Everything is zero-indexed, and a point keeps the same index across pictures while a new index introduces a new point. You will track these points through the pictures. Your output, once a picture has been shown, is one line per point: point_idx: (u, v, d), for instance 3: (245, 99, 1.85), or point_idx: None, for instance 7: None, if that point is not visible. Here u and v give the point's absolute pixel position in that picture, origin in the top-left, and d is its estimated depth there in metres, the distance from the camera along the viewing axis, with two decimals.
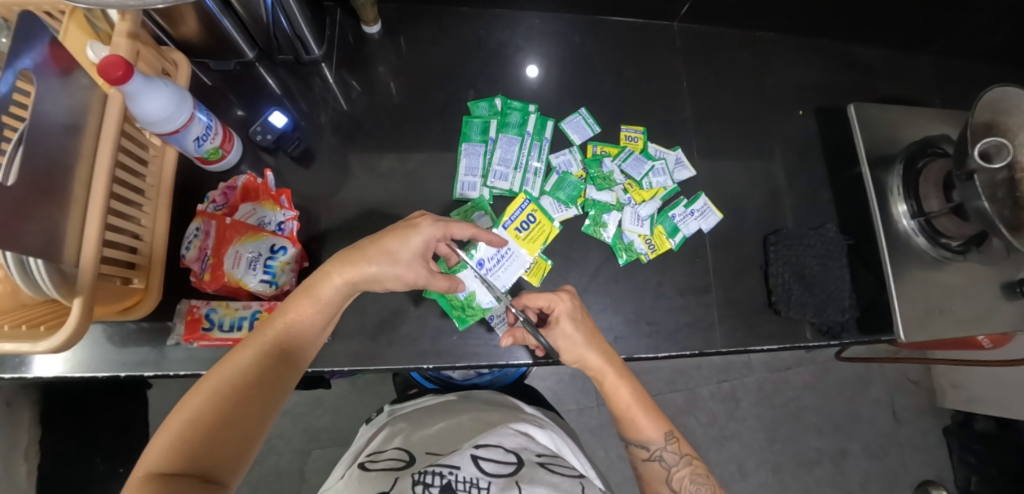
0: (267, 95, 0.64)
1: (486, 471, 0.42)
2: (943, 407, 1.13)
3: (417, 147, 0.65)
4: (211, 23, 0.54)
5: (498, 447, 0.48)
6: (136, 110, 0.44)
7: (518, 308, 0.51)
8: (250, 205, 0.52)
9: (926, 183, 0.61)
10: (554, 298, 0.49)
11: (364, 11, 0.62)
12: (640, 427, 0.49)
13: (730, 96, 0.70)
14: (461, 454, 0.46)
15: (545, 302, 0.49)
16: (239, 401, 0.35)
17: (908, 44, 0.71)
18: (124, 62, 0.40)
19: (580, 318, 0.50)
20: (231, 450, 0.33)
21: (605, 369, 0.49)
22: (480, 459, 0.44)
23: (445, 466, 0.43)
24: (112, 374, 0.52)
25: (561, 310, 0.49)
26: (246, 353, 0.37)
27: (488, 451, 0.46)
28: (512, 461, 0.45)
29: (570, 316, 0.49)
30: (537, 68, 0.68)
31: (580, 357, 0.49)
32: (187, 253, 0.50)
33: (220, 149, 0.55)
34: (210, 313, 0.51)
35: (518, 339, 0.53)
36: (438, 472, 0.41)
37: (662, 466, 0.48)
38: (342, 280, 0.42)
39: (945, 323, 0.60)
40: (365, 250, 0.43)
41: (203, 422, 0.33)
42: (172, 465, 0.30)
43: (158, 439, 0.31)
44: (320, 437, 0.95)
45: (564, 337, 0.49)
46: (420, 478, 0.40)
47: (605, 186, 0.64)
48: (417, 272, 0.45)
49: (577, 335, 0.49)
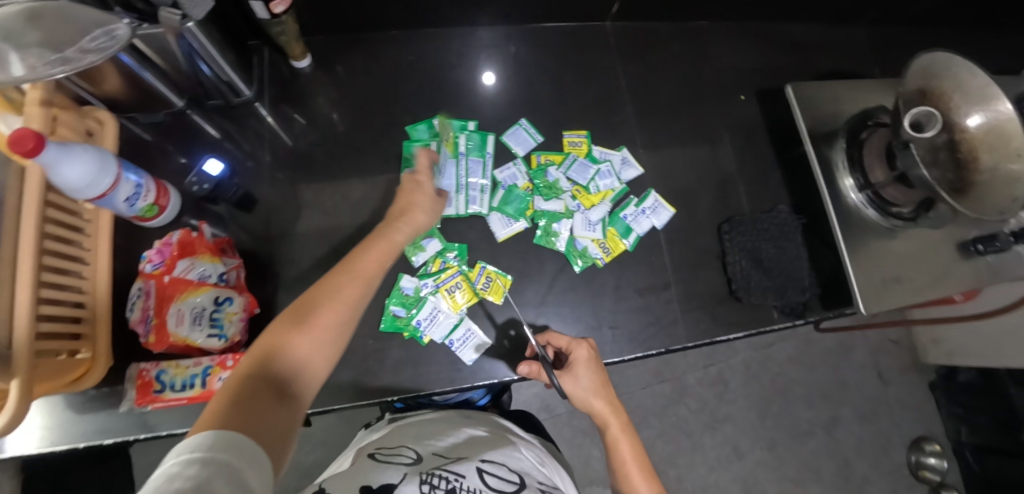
0: (202, 142, 0.63)
1: (491, 487, 0.38)
2: (926, 363, 1.15)
3: (362, 177, 0.64)
4: (131, 77, 0.53)
5: (503, 464, 0.43)
6: (57, 180, 0.43)
7: (541, 343, 0.54)
8: (187, 259, 0.49)
9: (871, 156, 0.61)
10: (573, 342, 0.51)
11: (289, 46, 0.61)
12: (631, 482, 0.48)
13: (670, 89, 0.70)
14: (466, 462, 0.41)
15: (566, 344, 0.52)
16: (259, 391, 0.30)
17: (838, 18, 0.72)
18: (34, 134, 0.39)
19: (596, 366, 0.51)
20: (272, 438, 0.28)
21: (612, 420, 0.50)
22: (485, 472, 0.40)
23: (451, 471, 0.38)
24: (70, 447, 0.51)
25: (578, 354, 0.51)
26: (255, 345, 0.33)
27: (494, 466, 0.41)
28: (516, 480, 0.40)
29: (587, 362, 0.50)
30: (494, 74, 0.68)
31: (586, 403, 0.50)
32: (131, 316, 0.49)
33: (155, 205, 0.54)
34: (160, 375, 0.49)
35: (534, 373, 0.52)
36: (444, 476, 0.38)
37: None
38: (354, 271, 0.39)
39: (901, 291, 0.61)
40: (394, 216, 0.46)
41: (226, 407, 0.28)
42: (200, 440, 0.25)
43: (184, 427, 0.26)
44: (311, 474, 0.94)
45: (578, 381, 0.50)
46: (428, 479, 0.36)
47: (552, 195, 0.63)
48: (431, 215, 0.49)
49: (588, 383, 0.50)
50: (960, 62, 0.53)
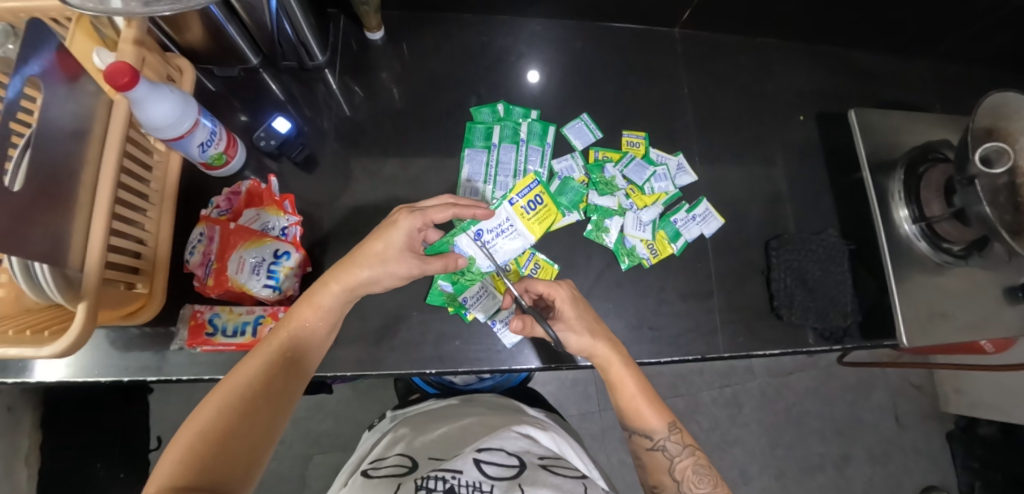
0: (271, 101, 0.65)
1: (489, 475, 0.42)
2: (946, 412, 1.12)
3: (420, 153, 0.65)
4: (216, 30, 0.54)
5: (500, 450, 0.48)
6: (142, 116, 0.44)
7: (520, 291, 0.52)
8: (254, 210, 0.52)
9: (928, 189, 0.61)
10: (553, 286, 0.49)
11: (367, 18, 0.62)
12: (643, 417, 0.48)
13: (731, 102, 0.70)
14: (463, 457, 0.45)
15: (546, 289, 0.49)
16: (247, 412, 0.35)
17: (908, 50, 0.71)
18: (131, 69, 0.40)
19: (580, 304, 0.50)
20: (242, 464, 0.33)
21: (613, 358, 0.48)
22: (483, 463, 0.44)
23: (449, 470, 0.42)
24: (115, 379, 0.52)
25: (560, 295, 0.49)
26: (252, 363, 0.38)
27: (490, 455, 0.46)
28: (514, 463, 0.45)
29: (570, 301, 0.49)
30: (535, 76, 0.69)
31: (585, 346, 0.49)
32: (191, 258, 0.50)
33: (224, 154, 0.55)
34: (213, 317, 0.51)
35: (527, 327, 0.48)
36: (440, 476, 0.41)
37: (664, 456, 0.47)
38: (340, 287, 0.43)
39: (947, 328, 0.60)
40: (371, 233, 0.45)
41: (209, 432, 0.33)
42: (185, 480, 0.30)
43: (170, 456, 0.31)
44: (321, 443, 0.95)
45: (569, 324, 0.49)
46: (423, 483, 0.40)
47: (607, 191, 0.64)
48: (409, 266, 0.45)
49: (579, 321, 0.49)
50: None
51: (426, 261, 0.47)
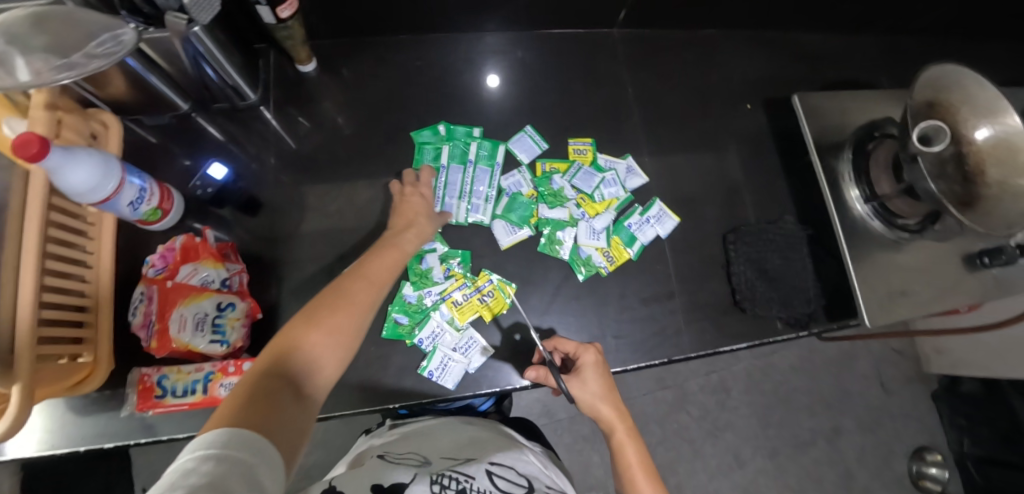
0: (208, 144, 0.63)
1: (501, 487, 0.41)
2: (929, 373, 1.14)
3: (367, 182, 0.64)
4: (138, 81, 0.53)
5: (511, 467, 0.47)
6: (61, 184, 0.43)
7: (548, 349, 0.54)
8: (190, 265, 0.49)
9: (877, 167, 0.61)
10: (581, 348, 0.51)
11: (296, 51, 0.61)
12: (638, 488, 0.48)
13: (676, 96, 0.70)
14: (475, 465, 0.45)
15: (573, 350, 0.52)
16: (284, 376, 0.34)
17: (847, 27, 0.71)
18: (39, 138, 0.39)
19: (603, 372, 0.51)
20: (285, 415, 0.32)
21: (616, 423, 0.51)
22: (495, 475, 0.43)
23: (462, 474, 0.42)
24: (72, 449, 0.51)
25: (586, 361, 0.51)
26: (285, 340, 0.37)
27: (502, 469, 0.45)
28: (523, 484, 0.44)
29: (593, 367, 0.51)
30: (501, 75, 0.69)
31: (593, 407, 0.51)
32: (134, 320, 0.49)
33: (159, 209, 0.54)
34: (162, 379, 0.49)
35: (541, 378, 0.51)
36: (455, 477, 0.40)
37: None
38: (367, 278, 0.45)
39: (908, 305, 0.60)
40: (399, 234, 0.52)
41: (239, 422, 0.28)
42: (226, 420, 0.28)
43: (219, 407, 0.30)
44: (311, 475, 0.94)
45: (585, 385, 0.51)
46: (440, 480, 0.39)
47: (557, 203, 0.63)
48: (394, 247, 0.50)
49: (595, 385, 0.50)
50: (972, 77, 0.54)
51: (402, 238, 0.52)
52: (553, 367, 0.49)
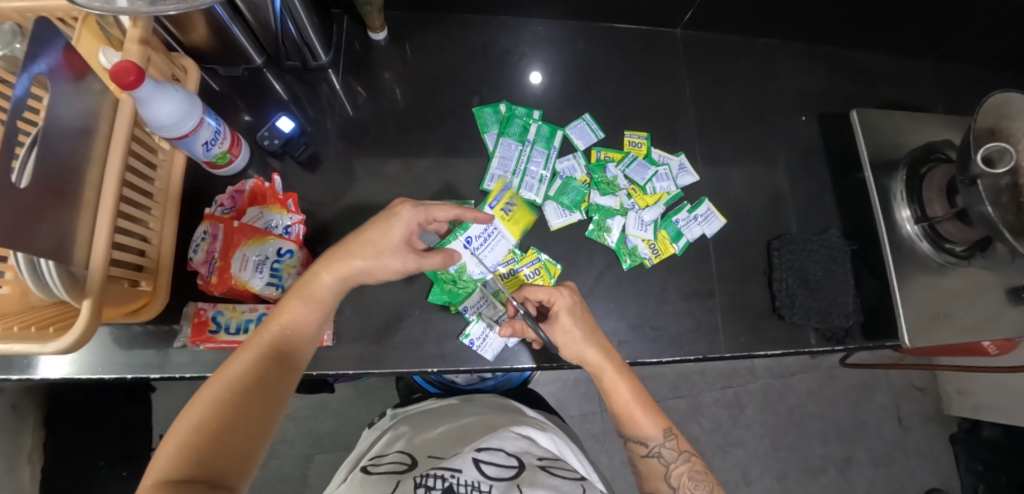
0: (275, 100, 0.65)
1: (488, 475, 0.41)
2: (949, 415, 1.12)
3: (423, 152, 0.65)
4: (221, 30, 0.55)
5: (499, 450, 0.47)
6: (148, 115, 0.45)
7: (519, 300, 0.52)
8: (257, 208, 0.52)
9: (930, 189, 0.60)
10: (553, 293, 0.50)
11: (371, 18, 0.63)
12: (638, 423, 0.49)
13: (732, 102, 0.71)
14: (462, 457, 0.45)
15: (546, 296, 0.50)
16: (242, 406, 0.36)
17: (910, 50, 0.72)
18: (136, 68, 0.40)
19: (579, 313, 0.50)
20: (239, 455, 0.34)
21: (605, 365, 0.49)
22: (481, 463, 0.43)
23: (448, 469, 0.42)
24: (118, 376, 0.52)
25: (561, 304, 0.50)
26: (243, 358, 0.39)
27: (490, 454, 0.46)
28: (513, 464, 0.44)
29: (569, 311, 0.50)
30: (540, 75, 0.69)
31: (580, 353, 0.49)
32: (195, 256, 0.50)
33: (227, 153, 0.56)
34: (216, 315, 0.51)
35: (518, 331, 0.51)
36: (439, 475, 0.41)
37: (660, 463, 0.48)
38: (331, 277, 0.44)
39: (950, 329, 0.59)
40: (381, 217, 0.46)
41: (205, 427, 0.34)
42: (179, 473, 0.31)
43: (165, 450, 0.32)
44: (323, 442, 0.95)
45: (564, 331, 0.49)
46: (422, 481, 0.40)
47: (609, 191, 0.64)
48: (405, 259, 0.46)
49: (575, 330, 0.49)
50: None
51: (423, 257, 0.47)
52: (528, 320, 0.50)
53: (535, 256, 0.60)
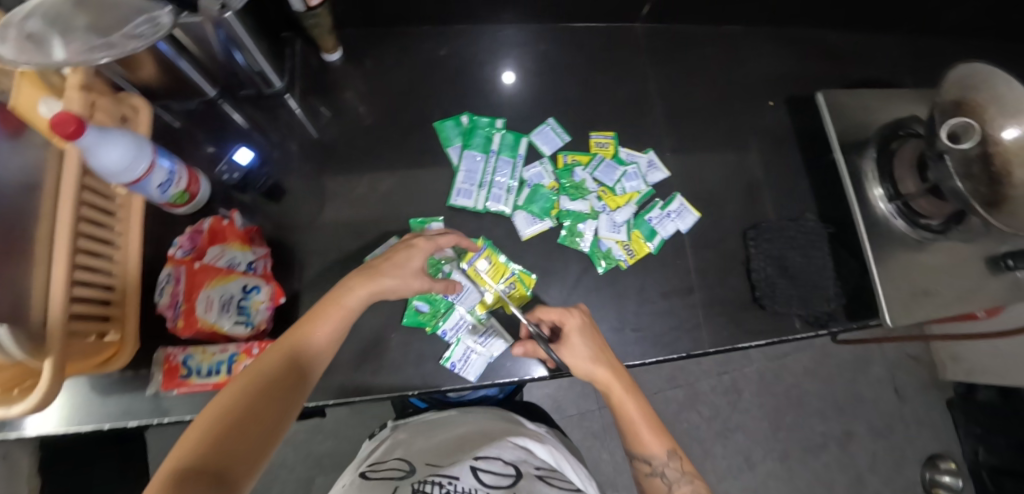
0: (234, 130, 0.64)
1: (484, 483, 0.40)
2: (944, 381, 1.13)
3: (389, 171, 0.64)
4: (168, 66, 0.54)
5: (497, 459, 0.47)
6: (95, 163, 0.44)
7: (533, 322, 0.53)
8: (217, 247, 0.50)
9: (901, 166, 0.61)
10: (564, 313, 0.49)
11: (322, 40, 0.62)
12: (643, 442, 0.46)
13: (699, 92, 0.70)
14: (460, 465, 0.44)
15: (557, 316, 0.50)
16: (261, 398, 0.32)
17: (872, 26, 0.71)
18: (77, 117, 0.39)
19: (592, 335, 0.49)
20: (254, 446, 0.29)
21: (612, 381, 0.47)
22: (479, 470, 0.42)
23: (445, 476, 0.41)
24: (97, 426, 0.51)
25: (572, 324, 0.49)
26: (270, 358, 0.36)
27: (488, 463, 0.45)
28: (510, 473, 0.44)
29: (580, 332, 0.49)
30: (515, 73, 0.69)
31: (589, 373, 0.48)
32: (159, 300, 0.50)
33: (186, 192, 0.54)
34: (186, 359, 0.51)
35: (529, 350, 0.54)
36: (437, 481, 0.40)
37: (664, 483, 0.45)
38: (365, 289, 0.42)
39: (932, 305, 0.59)
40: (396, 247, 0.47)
41: (224, 418, 0.30)
42: (192, 460, 0.26)
43: (182, 438, 0.28)
44: (323, 464, 0.95)
45: (574, 351, 0.48)
46: (420, 486, 0.39)
47: (578, 195, 0.64)
48: (423, 283, 0.46)
49: (587, 350, 0.48)
50: (1001, 76, 0.51)
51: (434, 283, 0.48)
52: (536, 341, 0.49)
53: (512, 269, 0.60)
